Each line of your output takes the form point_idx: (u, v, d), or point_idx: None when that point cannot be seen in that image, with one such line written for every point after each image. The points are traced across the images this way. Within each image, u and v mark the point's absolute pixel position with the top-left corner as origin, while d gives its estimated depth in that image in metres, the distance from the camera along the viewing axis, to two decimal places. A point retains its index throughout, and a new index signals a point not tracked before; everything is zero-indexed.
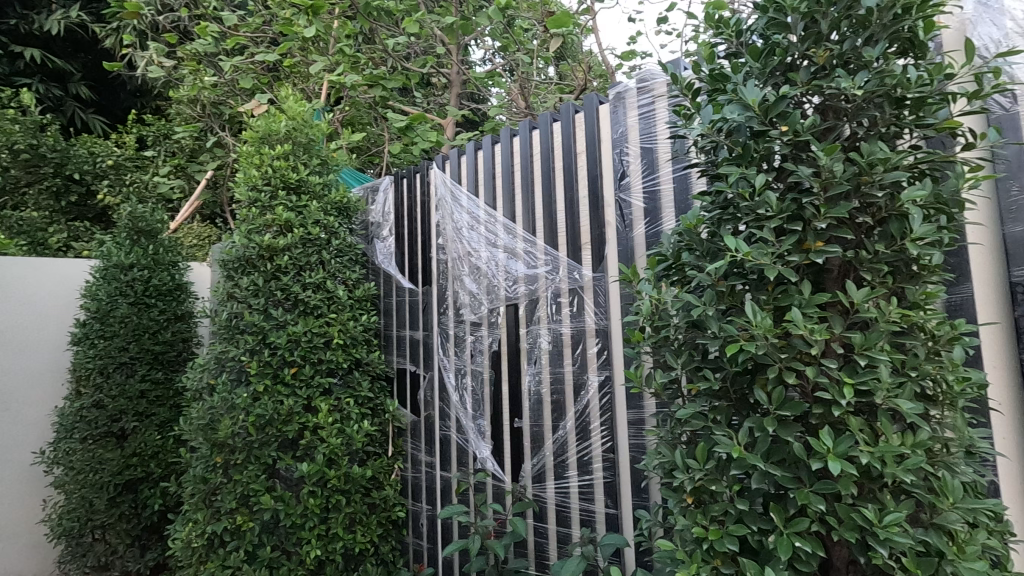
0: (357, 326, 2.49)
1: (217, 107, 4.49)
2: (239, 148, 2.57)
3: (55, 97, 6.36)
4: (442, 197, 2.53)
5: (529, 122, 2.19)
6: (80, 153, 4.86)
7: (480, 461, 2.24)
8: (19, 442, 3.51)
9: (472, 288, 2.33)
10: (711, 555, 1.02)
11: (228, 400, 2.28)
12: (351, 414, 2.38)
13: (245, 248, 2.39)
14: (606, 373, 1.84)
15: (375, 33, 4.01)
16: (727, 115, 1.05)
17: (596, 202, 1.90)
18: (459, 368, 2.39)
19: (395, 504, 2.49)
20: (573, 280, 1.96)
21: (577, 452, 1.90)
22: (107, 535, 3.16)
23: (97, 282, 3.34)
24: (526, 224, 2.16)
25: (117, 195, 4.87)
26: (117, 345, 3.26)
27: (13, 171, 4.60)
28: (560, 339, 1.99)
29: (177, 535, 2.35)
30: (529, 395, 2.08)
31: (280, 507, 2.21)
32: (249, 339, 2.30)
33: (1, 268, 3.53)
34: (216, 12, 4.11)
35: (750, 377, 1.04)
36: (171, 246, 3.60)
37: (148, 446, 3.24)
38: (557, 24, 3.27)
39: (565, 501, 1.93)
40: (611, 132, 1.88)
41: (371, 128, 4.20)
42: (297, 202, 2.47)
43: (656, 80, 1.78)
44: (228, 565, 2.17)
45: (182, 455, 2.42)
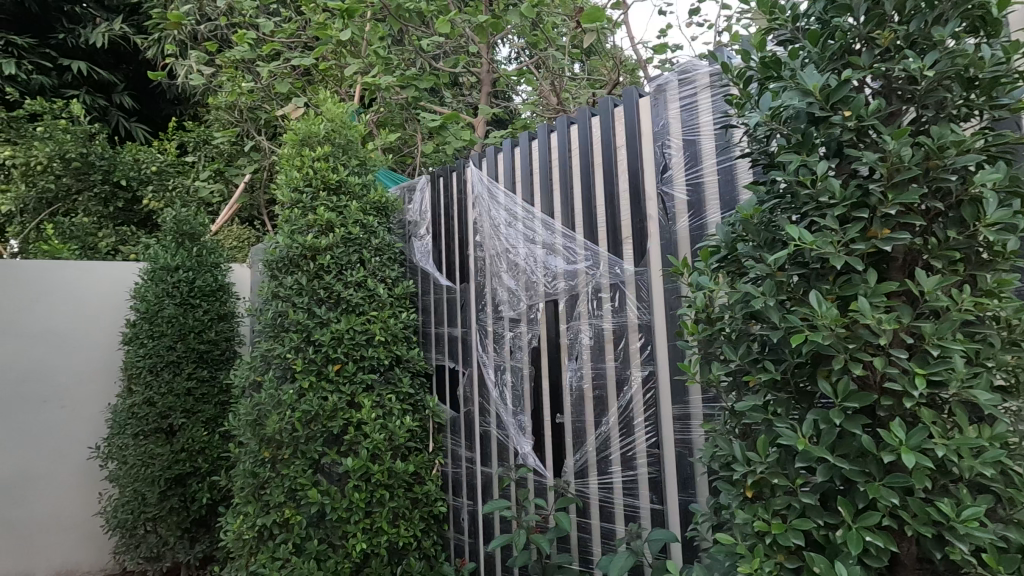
0: (398, 323, 2.53)
1: (254, 112, 4.60)
2: (280, 150, 2.63)
3: (100, 107, 6.63)
4: (479, 194, 2.55)
5: (566, 118, 2.18)
6: (126, 160, 5.06)
7: (522, 457, 2.25)
8: (75, 437, 3.66)
9: (511, 284, 2.33)
10: (774, 550, 1.01)
11: (275, 396, 2.33)
12: (393, 410, 2.42)
13: (289, 248, 2.44)
14: (650, 368, 1.82)
15: (406, 35, 4.05)
16: (785, 102, 1.03)
17: (638, 195, 1.88)
18: (499, 364, 2.40)
19: (436, 499, 2.53)
20: (614, 275, 1.94)
21: (621, 447, 1.89)
22: (158, 528, 3.28)
23: (145, 284, 3.46)
24: (565, 220, 2.15)
25: (161, 200, 5.05)
26: (165, 344, 3.37)
27: (64, 179, 4.79)
28: (602, 334, 1.98)
29: (229, 528, 2.44)
30: (570, 390, 2.07)
31: (327, 502, 2.25)
32: (293, 337, 2.36)
33: (54, 270, 3.68)
34: (252, 19, 4.21)
35: (812, 369, 1.02)
36: (213, 247, 3.71)
37: (195, 442, 3.34)
38: (590, 19, 3.25)
39: (609, 497, 1.92)
40: (652, 126, 1.86)
41: (404, 129, 4.25)
42: (338, 202, 2.52)
43: (699, 71, 1.74)
44: (277, 557, 2.23)
45: (231, 450, 2.50)
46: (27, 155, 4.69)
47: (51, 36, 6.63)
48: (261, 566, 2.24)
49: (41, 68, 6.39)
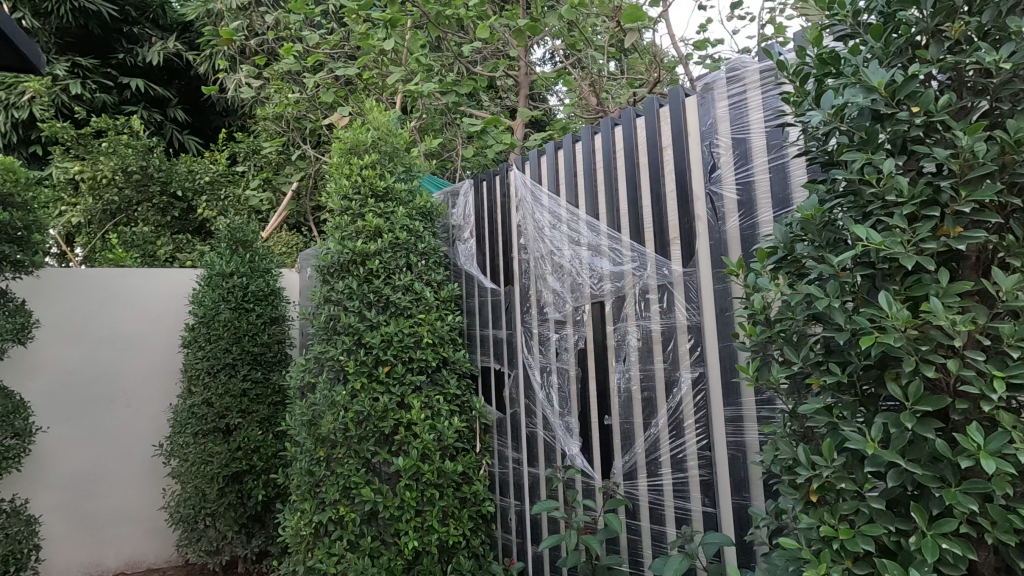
0: (444, 325, 2.57)
1: (299, 122, 4.75)
2: (329, 158, 2.72)
3: (156, 121, 6.99)
4: (523, 197, 2.57)
5: (611, 119, 2.18)
6: (181, 172, 5.31)
7: (570, 458, 2.26)
8: (140, 436, 3.87)
9: (556, 286, 2.34)
10: (842, 555, 0.99)
11: (329, 397, 2.42)
12: (442, 411, 2.47)
13: (339, 254, 2.53)
14: (700, 370, 1.80)
15: (445, 41, 4.11)
16: (849, 99, 1.01)
17: (685, 195, 1.87)
18: (545, 366, 2.42)
19: (484, 499, 2.57)
20: (662, 276, 1.93)
21: (671, 449, 1.87)
22: (217, 523, 3.44)
23: (203, 289, 3.62)
24: (611, 221, 2.15)
25: (214, 209, 5.29)
26: (221, 347, 3.51)
27: (126, 191, 5.07)
28: (650, 335, 1.96)
29: (287, 524, 2.55)
30: (618, 392, 2.07)
31: (380, 500, 2.32)
32: (345, 339, 2.44)
33: (119, 277, 3.89)
34: (297, 32, 4.35)
35: (880, 372, 1.00)
36: (264, 253, 3.85)
37: (251, 441, 3.48)
38: (630, 18, 3.23)
39: (659, 499, 1.91)
40: (699, 125, 1.84)
41: (444, 134, 4.33)
42: (386, 209, 2.59)
43: (749, 68, 1.71)
44: (334, 553, 2.32)
45: (287, 449, 2.60)
46: (94, 169, 4.99)
47: (111, 56, 7.02)
48: (318, 562, 2.34)
49: (103, 86, 6.77)
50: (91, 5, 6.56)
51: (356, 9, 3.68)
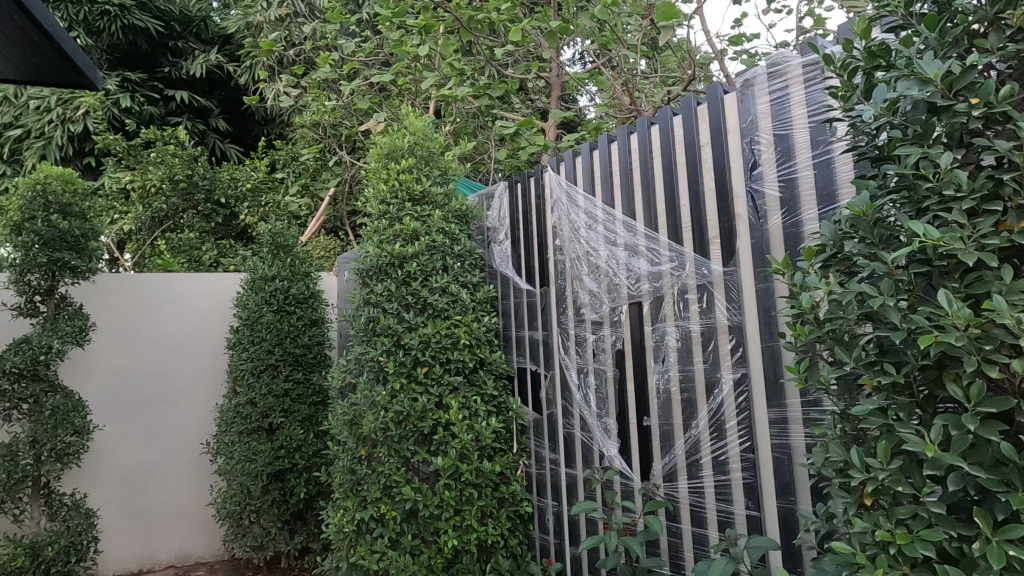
0: (481, 326, 2.60)
1: (336, 129, 4.87)
2: (368, 164, 2.79)
3: (199, 131, 7.26)
4: (558, 198, 2.57)
5: (647, 118, 2.17)
6: (224, 180, 5.51)
7: (608, 459, 2.25)
8: (188, 434, 4.02)
9: (592, 287, 2.34)
10: (899, 561, 0.97)
11: (369, 397, 2.48)
12: (479, 412, 2.49)
13: (378, 257, 2.59)
14: (742, 371, 1.77)
15: (477, 45, 4.16)
16: (903, 92, 0.99)
17: (725, 193, 1.84)
18: (581, 366, 2.42)
19: (522, 499, 2.58)
20: (701, 276, 1.90)
21: (712, 451, 1.84)
22: (261, 519, 3.55)
23: (247, 293, 3.74)
24: (648, 221, 2.13)
25: (255, 215, 5.47)
26: (265, 348, 3.62)
27: (173, 199, 5.29)
28: (689, 336, 1.94)
29: (330, 521, 2.62)
30: (657, 393, 2.05)
31: (419, 498, 2.36)
32: (384, 341, 2.49)
33: (168, 282, 4.05)
34: (334, 41, 4.46)
35: (938, 372, 0.97)
36: (304, 257, 3.96)
37: (293, 440, 3.58)
38: (664, 16, 3.20)
39: (700, 501, 1.89)
40: (739, 122, 1.81)
41: (476, 137, 4.38)
42: (423, 212, 2.64)
43: (791, 63, 1.68)
44: (375, 549, 2.38)
45: (330, 447, 2.68)
46: (143, 179, 5.22)
47: (158, 70, 7.33)
48: (361, 558, 2.40)
49: (150, 99, 7.07)
50: (139, 22, 6.86)
51: (391, 16, 3.74)
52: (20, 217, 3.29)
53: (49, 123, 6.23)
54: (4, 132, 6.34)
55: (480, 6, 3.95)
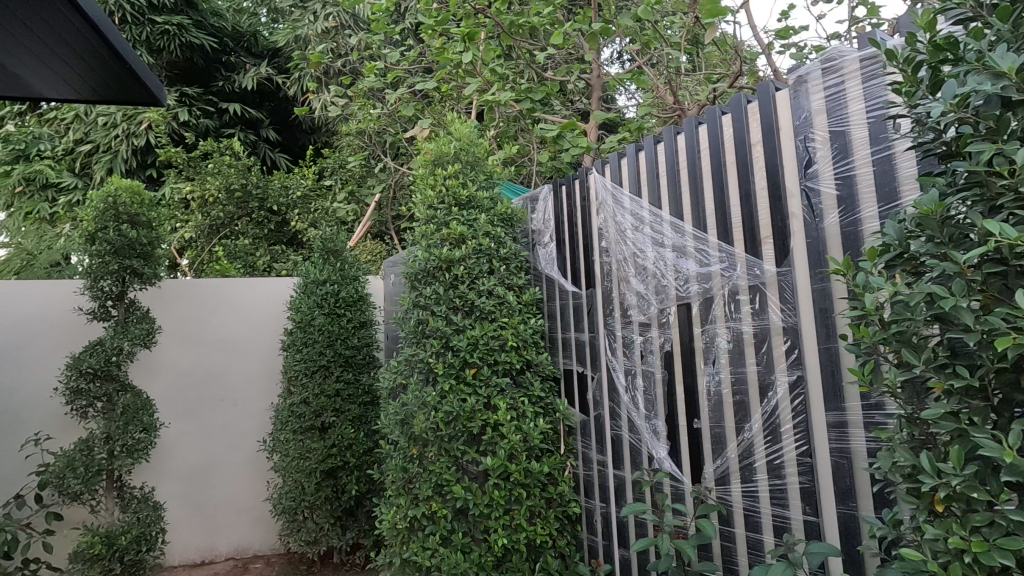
0: (528, 328, 2.62)
1: (381, 136, 5.06)
2: (415, 171, 2.86)
3: (251, 141, 7.60)
4: (604, 200, 2.58)
5: (695, 118, 2.15)
6: (276, 188, 5.75)
7: (657, 462, 2.24)
8: (245, 432, 4.20)
9: (639, 288, 2.34)
10: (974, 569, 0.94)
11: (420, 397, 2.54)
12: (527, 413, 2.53)
13: (426, 260, 2.66)
14: (798, 373, 1.73)
15: (519, 49, 4.21)
16: (973, 87, 0.97)
17: (777, 191, 1.80)
18: (629, 368, 2.41)
19: (570, 500, 2.60)
20: (754, 277, 1.87)
21: (767, 455, 1.81)
22: (314, 515, 3.68)
23: (300, 296, 3.87)
24: (697, 221, 2.11)
25: (306, 221, 5.68)
26: (317, 350, 3.74)
27: (229, 207, 5.55)
28: (742, 337, 1.91)
29: (383, 517, 2.71)
30: (708, 396, 2.02)
31: (470, 497, 2.42)
32: (434, 343, 2.54)
33: (225, 287, 4.25)
34: (379, 51, 4.58)
35: (1015, 376, 0.95)
36: (353, 261, 4.08)
37: (344, 438, 3.70)
38: (710, 14, 3.17)
39: (754, 505, 1.86)
40: (792, 120, 1.78)
41: (518, 140, 4.43)
42: (469, 216, 2.68)
43: (846, 57, 1.64)
44: (427, 546, 2.44)
45: (382, 446, 2.77)
46: (202, 189, 5.52)
47: (212, 84, 7.70)
48: (414, 554, 2.47)
49: (206, 112, 7.41)
50: (195, 40, 7.21)
51: (434, 25, 3.81)
52: (93, 227, 3.50)
53: (115, 137, 6.63)
54: (76, 147, 6.78)
55: (522, 11, 3.99)
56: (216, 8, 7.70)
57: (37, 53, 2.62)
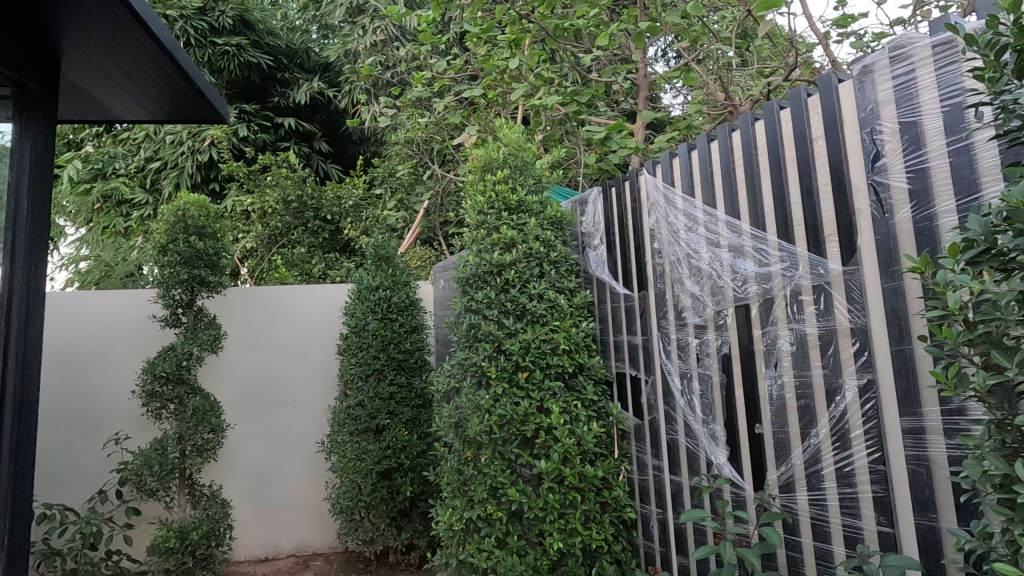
0: (580, 332, 2.61)
1: (428, 144, 5.19)
2: (465, 177, 2.90)
3: (305, 154, 7.95)
4: (655, 201, 2.55)
5: (751, 113, 2.09)
6: (330, 198, 5.97)
7: (716, 468, 2.18)
8: (305, 433, 4.35)
9: (694, 290, 2.29)
10: None
11: (473, 401, 2.58)
12: (580, 416, 2.52)
13: (478, 265, 2.69)
14: (868, 376, 1.65)
15: (563, 53, 4.22)
16: None
17: (842, 186, 1.73)
18: (685, 371, 2.37)
19: (625, 505, 2.57)
20: (817, 276, 1.80)
21: (836, 462, 1.74)
22: (371, 515, 3.78)
23: (354, 302, 3.99)
24: (754, 219, 2.05)
25: (358, 229, 5.88)
26: (371, 354, 3.84)
27: (287, 218, 5.80)
28: (806, 339, 1.84)
29: (439, 518, 2.76)
30: (770, 400, 1.96)
31: (525, 500, 2.43)
32: (486, 347, 2.57)
33: (284, 294, 4.43)
34: (426, 60, 4.68)
35: None
36: (404, 267, 4.17)
37: (398, 441, 3.79)
38: (765, 6, 3.07)
39: (823, 514, 1.79)
40: (856, 112, 1.71)
41: (564, 143, 4.43)
42: (519, 220, 2.70)
43: (916, 44, 1.56)
44: (483, 548, 2.48)
45: (437, 449, 2.82)
46: (261, 201, 5.79)
47: (269, 100, 8.07)
48: (470, 556, 2.50)
49: (263, 127, 7.76)
50: (253, 59, 7.58)
51: (479, 32, 3.86)
52: (165, 239, 3.73)
53: (181, 154, 7.03)
54: (146, 165, 7.21)
55: (566, 14, 3.99)
56: (271, 27, 8.07)
57: (116, 79, 2.80)
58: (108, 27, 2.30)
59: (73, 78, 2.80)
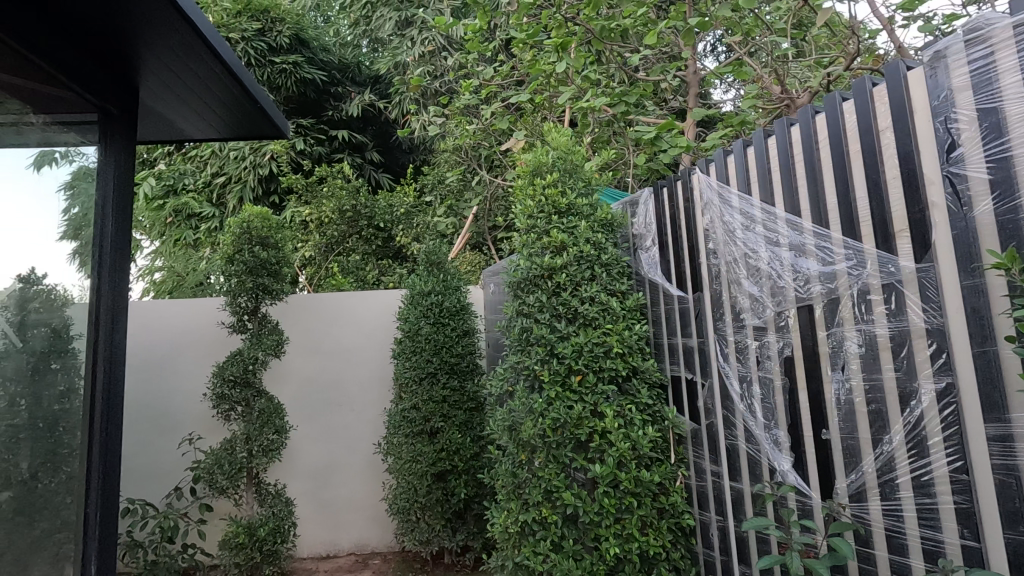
0: (633, 334, 2.58)
1: (476, 151, 5.28)
2: (515, 182, 2.93)
3: (358, 164, 8.24)
4: (709, 200, 2.49)
5: (811, 107, 2.02)
6: (382, 207, 6.17)
7: (780, 474, 2.10)
8: (362, 435, 4.49)
9: (753, 291, 2.23)
10: None
11: (527, 404, 2.59)
12: (635, 420, 2.49)
13: (529, 268, 2.70)
14: (947, 380, 1.55)
15: (610, 53, 4.19)
16: None
17: (913, 179, 1.64)
18: (744, 375, 2.30)
19: (683, 511, 2.52)
20: (887, 274, 1.71)
21: (911, 470, 1.64)
22: (427, 516, 3.86)
23: (407, 307, 4.09)
24: (817, 217, 1.97)
25: (409, 235, 6.04)
26: (424, 358, 3.93)
27: (342, 226, 6.02)
28: (876, 341, 1.75)
29: (494, 520, 2.79)
30: (837, 405, 1.87)
31: (580, 504, 2.43)
32: (539, 350, 2.58)
33: (342, 299, 4.59)
34: (474, 68, 4.76)
35: None
36: (454, 272, 4.23)
37: (452, 443, 3.84)
38: None
39: (898, 525, 1.69)
40: (928, 100, 1.62)
41: (612, 145, 4.41)
42: (570, 224, 2.70)
43: (995, 25, 1.46)
44: (539, 551, 2.49)
45: (491, 451, 2.86)
46: (319, 211, 6.04)
47: (323, 114, 8.40)
48: (526, 558, 2.52)
49: (318, 140, 8.09)
50: (308, 75, 7.91)
51: (525, 38, 3.89)
52: (232, 249, 3.95)
53: (244, 168, 7.42)
54: (213, 180, 7.65)
55: (613, 15, 3.96)
56: (325, 44, 8.41)
57: (186, 100, 2.98)
58: (179, 52, 2.46)
59: (150, 101, 3.01)
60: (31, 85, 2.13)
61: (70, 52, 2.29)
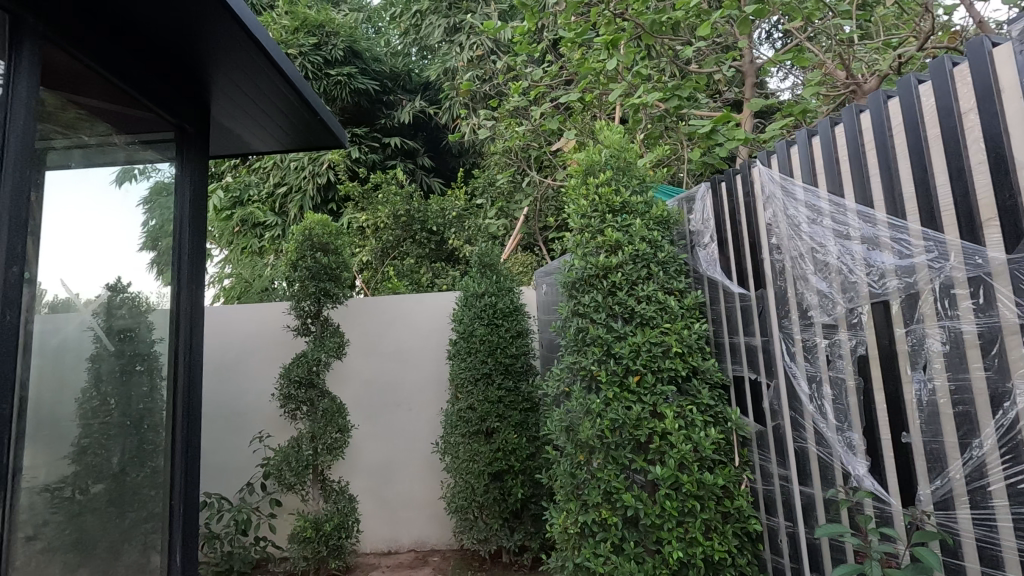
0: (692, 334, 2.52)
1: (526, 152, 5.31)
2: (568, 182, 2.91)
3: (411, 170, 8.44)
4: (771, 193, 2.41)
5: (883, 92, 1.91)
6: (434, 210, 6.30)
7: (856, 479, 2.00)
8: (420, 434, 4.59)
9: (821, 287, 2.13)
10: None
11: (584, 404, 2.58)
12: (696, 421, 2.43)
13: (584, 268, 2.68)
14: None
15: (661, 46, 4.11)
16: None
17: (1001, 164, 1.52)
18: (813, 375, 2.20)
19: (749, 516, 2.44)
20: (972, 266, 1.59)
21: (1005, 477, 1.52)
22: (484, 514, 3.90)
23: (462, 309, 4.15)
24: (891, 207, 1.86)
25: (462, 238, 6.14)
26: (479, 359, 3.97)
27: (397, 231, 6.19)
28: (962, 338, 1.63)
29: (553, 520, 2.79)
30: (919, 406, 1.76)
31: (640, 506, 2.40)
32: (595, 350, 2.56)
33: (398, 301, 4.71)
34: (522, 70, 4.79)
35: None
36: (507, 273, 4.26)
37: (508, 443, 3.87)
38: None
39: (991, 536, 1.57)
40: (1017, 79, 1.49)
41: (665, 140, 4.33)
42: (624, 222, 2.66)
43: None
44: (599, 553, 2.47)
45: (549, 452, 2.85)
46: (374, 217, 6.22)
47: (376, 122, 8.66)
48: (586, 559, 2.51)
49: (372, 148, 8.34)
50: (362, 85, 8.20)
51: (575, 37, 3.87)
52: (296, 256, 4.12)
53: (303, 178, 7.74)
54: (275, 190, 8.02)
55: (663, 8, 3.88)
56: (377, 54, 8.66)
57: (254, 116, 3.16)
58: (247, 70, 2.62)
59: (222, 120, 3.21)
60: (117, 108, 2.30)
61: (154, 79, 2.48)
